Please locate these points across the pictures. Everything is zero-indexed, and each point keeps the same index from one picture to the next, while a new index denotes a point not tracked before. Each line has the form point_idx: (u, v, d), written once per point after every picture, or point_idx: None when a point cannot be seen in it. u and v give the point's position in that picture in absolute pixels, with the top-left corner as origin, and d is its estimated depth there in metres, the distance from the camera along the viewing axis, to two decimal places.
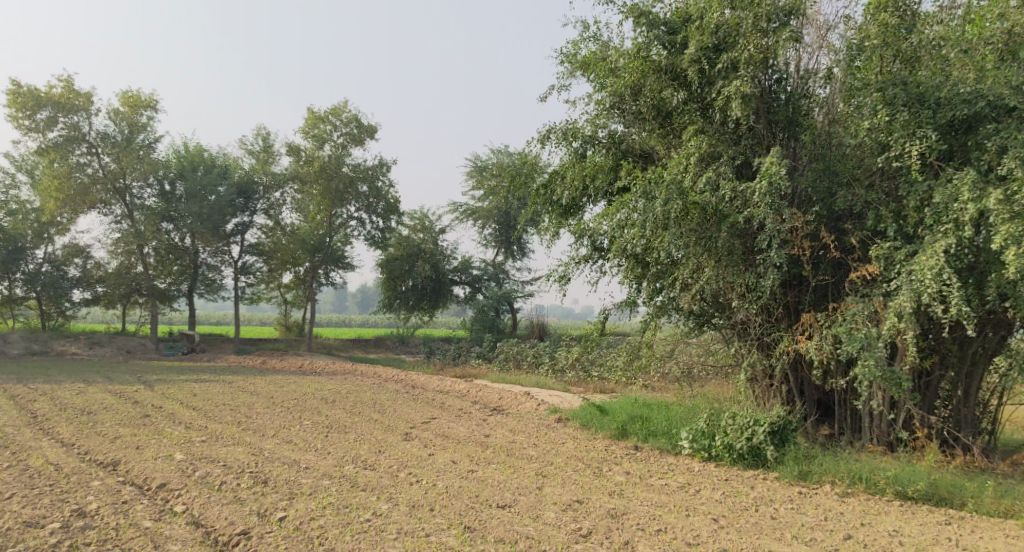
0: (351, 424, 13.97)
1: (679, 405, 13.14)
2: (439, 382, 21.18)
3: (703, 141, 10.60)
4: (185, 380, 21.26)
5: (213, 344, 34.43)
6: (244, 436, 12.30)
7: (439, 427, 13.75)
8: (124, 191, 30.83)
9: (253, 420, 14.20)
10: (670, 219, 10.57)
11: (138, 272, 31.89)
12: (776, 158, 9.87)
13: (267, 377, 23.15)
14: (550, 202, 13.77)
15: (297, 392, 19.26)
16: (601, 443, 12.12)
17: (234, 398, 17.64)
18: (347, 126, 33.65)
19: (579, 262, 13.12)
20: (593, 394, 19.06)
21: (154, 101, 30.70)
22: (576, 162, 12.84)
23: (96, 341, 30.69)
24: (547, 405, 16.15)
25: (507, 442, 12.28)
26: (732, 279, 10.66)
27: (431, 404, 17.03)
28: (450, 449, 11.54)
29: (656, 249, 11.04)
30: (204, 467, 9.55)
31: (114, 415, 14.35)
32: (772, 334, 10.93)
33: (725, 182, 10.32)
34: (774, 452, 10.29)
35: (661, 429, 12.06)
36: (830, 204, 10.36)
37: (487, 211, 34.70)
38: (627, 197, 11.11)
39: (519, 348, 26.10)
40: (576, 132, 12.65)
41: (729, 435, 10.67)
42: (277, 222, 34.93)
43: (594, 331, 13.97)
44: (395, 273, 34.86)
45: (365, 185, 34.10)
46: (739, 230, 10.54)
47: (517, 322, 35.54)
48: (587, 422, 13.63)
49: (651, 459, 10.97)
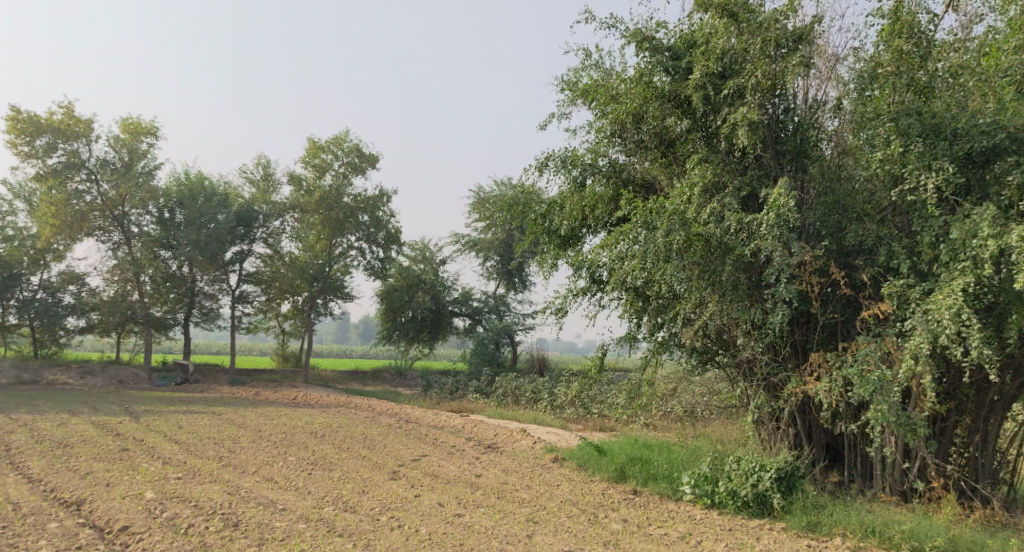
0: (337, 460, 13.40)
1: (681, 446, 12.54)
2: (434, 416, 20.59)
3: (708, 170, 10.18)
4: (173, 412, 20.70)
5: (208, 373, 33.81)
6: (223, 473, 11.75)
7: (429, 465, 13.17)
8: (122, 218, 30.52)
9: (236, 455, 13.63)
10: (673, 251, 10.13)
11: (134, 300, 31.37)
12: (784, 189, 9.42)
13: (258, 409, 22.55)
14: (547, 232, 13.34)
15: (287, 425, 18.67)
16: (598, 487, 11.51)
17: (220, 431, 17.08)
18: (349, 155, 33.46)
19: (577, 294, 12.62)
20: (592, 432, 18.43)
21: (154, 128, 30.53)
22: (575, 192, 12.43)
23: (88, 370, 30.12)
24: (543, 444, 15.55)
25: (499, 484, 11.68)
26: (737, 315, 10.17)
27: (424, 440, 16.44)
28: (438, 491, 10.95)
29: (657, 282, 10.57)
30: (173, 508, 9.01)
31: (91, 448, 13.82)
32: (779, 374, 10.41)
33: (730, 213, 9.89)
34: (782, 501, 9.69)
35: (661, 473, 11.46)
36: (839, 239, 9.89)
37: (488, 243, 34.31)
38: (628, 227, 10.69)
39: (517, 384, 25.46)
40: (576, 160, 12.25)
41: (734, 482, 10.08)
42: (276, 251, 34.54)
43: (592, 367, 13.43)
44: (394, 304, 34.41)
45: (365, 215, 33.80)
46: (745, 264, 10.07)
47: (517, 355, 34.92)
48: (584, 462, 13.03)
49: (650, 506, 10.38)
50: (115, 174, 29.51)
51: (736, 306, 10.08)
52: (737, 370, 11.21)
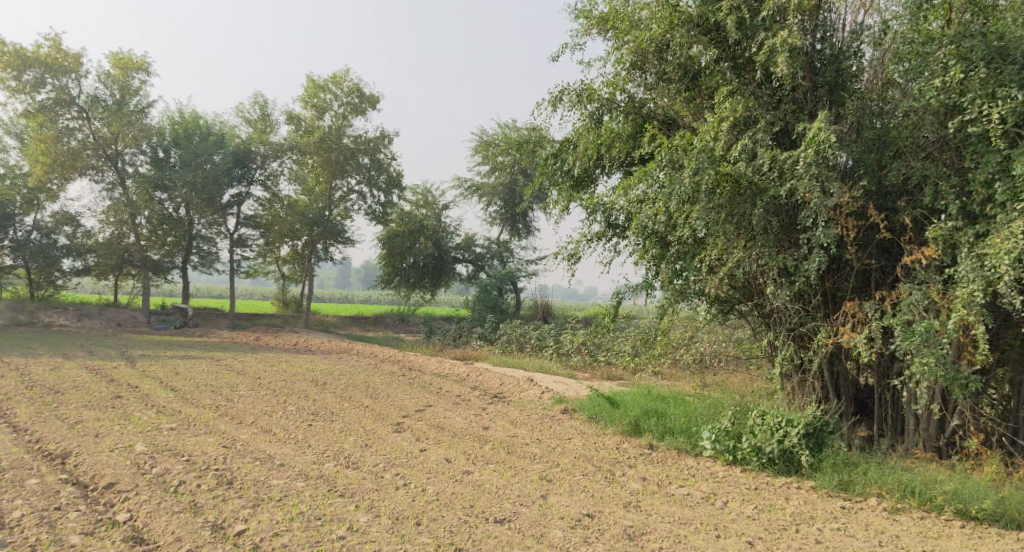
0: (338, 411, 12.85)
1: (699, 401, 11.97)
2: (437, 364, 20.10)
3: (739, 103, 9.36)
4: (170, 357, 20.18)
5: (207, 317, 33.27)
6: (219, 423, 11.20)
7: (435, 416, 12.64)
8: (115, 157, 29.57)
9: (233, 403, 13.10)
10: (700, 191, 9.37)
11: (130, 242, 30.66)
12: (825, 123, 8.62)
13: (257, 355, 22.04)
14: (560, 173, 12.56)
15: (287, 372, 18.15)
16: (612, 441, 10.97)
17: (218, 377, 16.54)
18: (348, 95, 32.35)
19: (591, 239, 11.90)
20: (600, 381, 17.94)
21: (147, 63, 29.38)
22: (591, 129, 11.57)
23: (85, 313, 29.55)
24: (551, 394, 15.03)
25: (508, 437, 11.13)
26: (766, 262, 9.42)
27: (428, 389, 15.94)
28: (444, 445, 10.42)
29: (679, 226, 9.86)
30: (163, 463, 8.44)
31: (83, 395, 13.27)
32: (808, 325, 9.77)
33: (764, 150, 9.10)
34: (810, 458, 9.14)
35: (679, 427, 10.90)
36: (880, 178, 9.17)
37: (492, 187, 33.39)
38: (651, 166, 9.91)
39: (523, 331, 24.93)
40: (592, 94, 11.37)
41: (759, 437, 9.52)
42: (274, 194, 33.68)
43: (605, 316, 12.65)
44: (395, 250, 33.72)
45: (366, 157, 32.86)
46: (777, 207, 9.33)
47: (520, 302, 34.37)
48: (596, 414, 12.47)
49: (670, 462, 9.84)
50: (107, 111, 28.47)
51: (766, 251, 9.35)
52: (761, 321, 10.58)
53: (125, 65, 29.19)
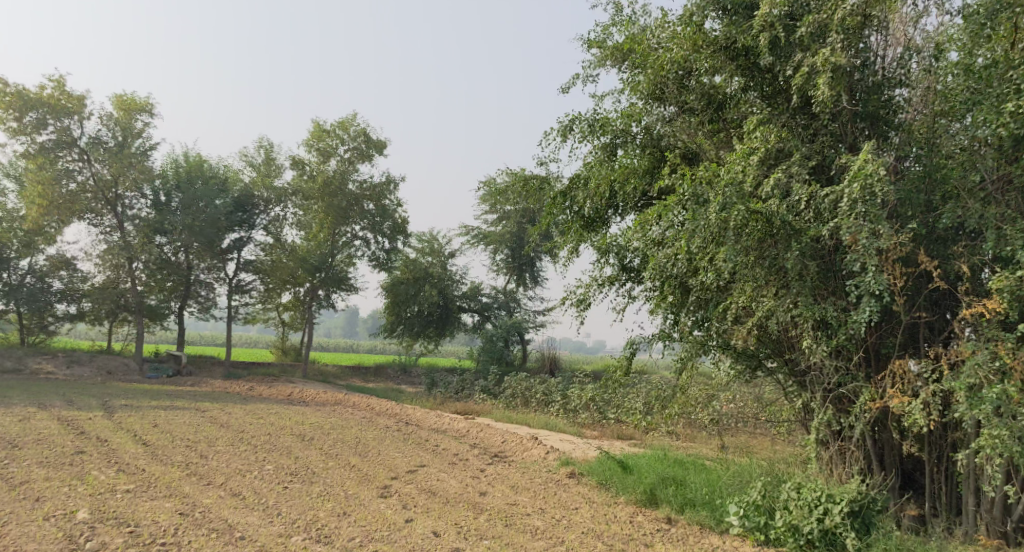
0: (321, 471, 11.62)
1: (724, 468, 10.71)
2: (436, 418, 18.85)
3: (772, 132, 8.34)
4: (153, 407, 19.01)
5: (202, 366, 32.10)
6: (182, 485, 10.00)
7: (427, 478, 11.42)
8: (115, 201, 28.61)
9: (206, 461, 11.91)
10: (728, 229, 8.21)
11: (126, 288, 29.59)
12: (871, 153, 7.56)
13: (247, 406, 20.81)
14: (569, 211, 11.55)
15: (274, 426, 16.92)
16: (624, 513, 9.76)
17: (198, 430, 15.34)
18: (355, 140, 31.74)
19: (603, 284, 10.81)
20: (611, 440, 16.65)
21: (151, 105, 28.68)
22: (604, 163, 10.66)
23: (76, 359, 28.49)
24: (557, 454, 13.78)
25: (507, 506, 9.88)
26: (803, 315, 8.22)
27: (424, 446, 14.70)
28: (432, 514, 9.18)
29: (703, 268, 8.72)
30: (101, 536, 7.32)
31: (44, 450, 12.12)
32: (850, 385, 8.56)
33: (799, 185, 8.06)
34: (859, 542, 7.92)
35: (701, 499, 9.69)
36: (931, 219, 8.09)
37: (499, 235, 32.45)
38: (671, 200, 8.78)
39: (527, 384, 23.57)
40: (606, 125, 10.44)
41: (795, 515, 8.33)
42: (277, 239, 32.83)
43: (617, 370, 11.44)
44: (399, 297, 32.66)
45: (371, 203, 32.08)
46: (814, 249, 8.23)
47: (527, 354, 33.19)
48: (607, 480, 11.23)
49: (691, 541, 8.69)
50: (108, 153, 27.68)
51: (802, 299, 8.18)
52: (793, 380, 9.37)
53: (129, 107, 28.39)
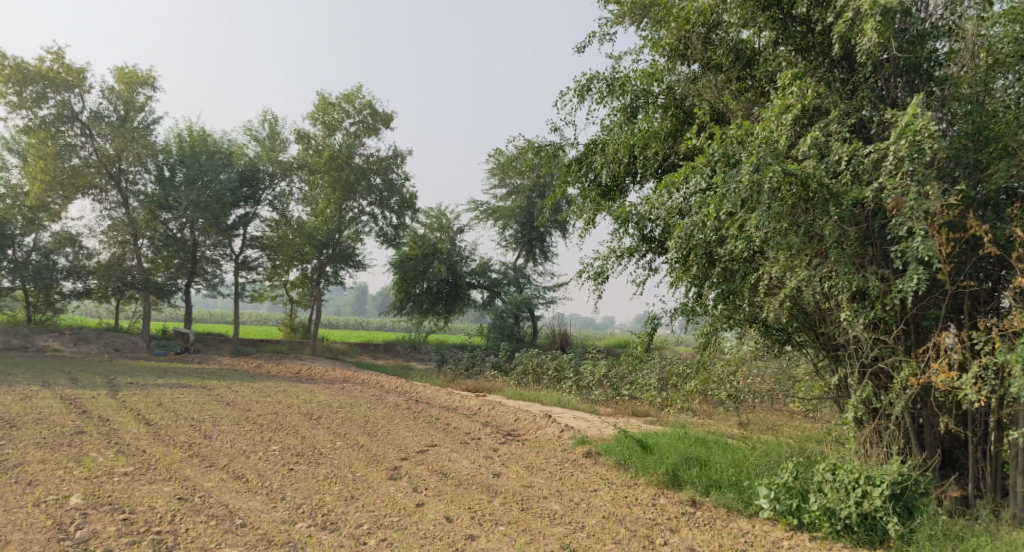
0: (328, 452, 11.17)
1: (749, 448, 10.20)
2: (447, 396, 18.41)
3: (809, 87, 7.73)
4: (158, 385, 18.63)
5: (210, 343, 31.73)
6: (183, 467, 9.56)
7: (439, 459, 10.97)
8: (119, 176, 28.05)
9: (210, 441, 11.48)
10: (761, 192, 7.63)
11: (131, 265, 29.12)
12: (920, 106, 6.94)
13: (254, 384, 20.40)
14: (586, 179, 10.98)
15: (281, 404, 16.50)
16: (646, 495, 9.28)
17: (203, 409, 14.91)
18: (361, 113, 31.10)
19: (622, 255, 10.23)
20: (626, 418, 16.18)
21: (153, 77, 28.03)
22: (624, 125, 10.08)
23: (82, 337, 28.15)
24: (572, 432, 13.32)
25: (522, 488, 9.42)
26: (842, 286, 7.62)
27: (434, 424, 14.25)
28: (444, 498, 8.72)
29: (732, 236, 8.14)
30: (93, 523, 6.97)
31: (43, 430, 11.71)
32: (889, 359, 8.02)
33: (839, 144, 7.47)
34: (901, 528, 7.44)
35: (727, 480, 9.20)
36: (981, 181, 7.49)
37: (509, 210, 31.85)
38: (699, 162, 8.20)
39: (539, 361, 23.09)
40: (625, 84, 9.85)
41: (831, 498, 7.84)
42: (283, 214, 32.30)
43: (638, 346, 10.77)
44: (408, 274, 32.12)
45: (378, 178, 31.49)
46: (853, 214, 7.65)
47: (537, 331, 32.72)
48: (625, 460, 10.75)
49: (719, 525, 8.21)
50: (110, 128, 27.06)
51: (840, 268, 7.58)
52: (826, 355, 8.85)
53: (130, 80, 27.76)
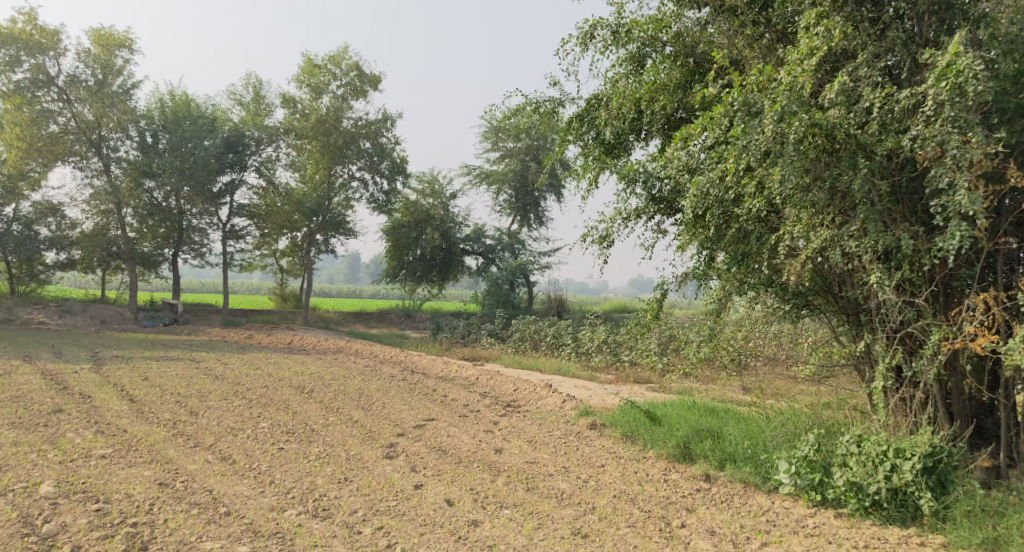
0: (320, 428, 10.61)
1: (764, 417, 9.68)
2: (443, 365, 17.90)
3: (837, 26, 6.98)
4: (145, 358, 18.02)
5: (199, 314, 31.05)
6: (166, 448, 8.98)
7: (437, 434, 10.45)
8: (99, 142, 27.04)
9: (196, 419, 10.92)
10: (786, 144, 6.96)
11: (115, 235, 28.24)
12: (963, 43, 6.23)
13: (244, 356, 19.83)
14: (588, 137, 10.30)
15: (271, 377, 15.93)
16: (657, 470, 8.77)
17: (190, 383, 14.32)
18: (348, 76, 30.14)
19: (629, 217, 9.59)
20: (627, 385, 15.73)
21: (130, 40, 26.96)
22: (631, 76, 9.35)
23: (68, 310, 27.37)
24: (574, 402, 12.82)
25: (526, 465, 8.91)
26: (873, 246, 6.99)
27: (431, 396, 13.73)
28: (444, 478, 8.21)
29: (750, 193, 7.48)
30: (63, 516, 6.48)
31: (18, 409, 11.11)
32: (918, 323, 7.43)
33: (870, 90, 6.77)
34: (935, 504, 6.95)
35: (742, 454, 8.70)
36: (1022, 129, 6.85)
37: (502, 174, 31.10)
38: (717, 112, 7.50)
39: (536, 328, 22.58)
40: (631, 30, 9.09)
41: (858, 473, 7.34)
42: (270, 181, 31.44)
43: (645, 314, 10.13)
44: (401, 242, 31.39)
45: (367, 142, 30.61)
46: (884, 168, 6.99)
47: (533, 297, 32.19)
48: (632, 432, 10.25)
49: (737, 503, 7.70)
50: (87, 92, 26.03)
51: (871, 226, 6.94)
52: (848, 320, 8.29)
53: (107, 42, 26.68)
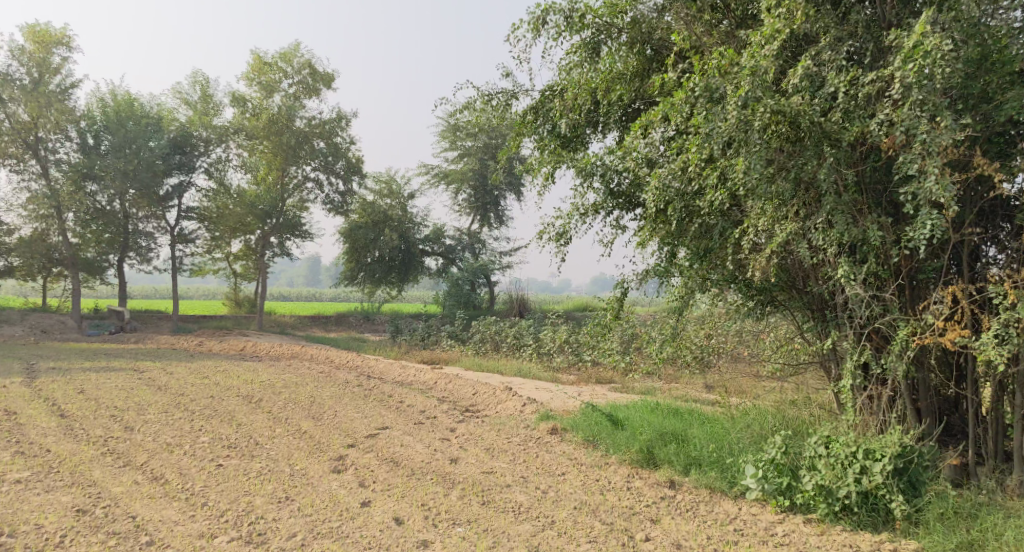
0: (265, 441, 9.98)
1: (730, 418, 9.33)
2: (400, 370, 17.33)
3: (800, 5, 6.61)
4: (83, 369, 17.12)
5: (148, 321, 29.95)
6: (91, 469, 8.30)
7: (389, 444, 9.90)
8: (37, 144, 25.86)
9: (130, 435, 10.22)
10: (751, 131, 6.58)
11: (55, 241, 27.05)
12: (929, 23, 5.90)
13: (192, 364, 19.01)
14: (543, 130, 9.86)
15: (219, 386, 15.20)
16: (619, 477, 8.35)
17: (129, 395, 13.55)
18: (299, 74, 29.33)
19: (587, 213, 9.16)
20: (590, 386, 15.33)
21: (67, 37, 25.85)
22: (586, 65, 8.92)
23: (5, 319, 26.13)
24: (534, 406, 12.38)
25: (483, 475, 8.43)
26: (841, 238, 6.66)
27: (386, 402, 13.17)
28: (394, 493, 7.68)
29: (713, 184, 7.10)
30: None
31: None
32: (886, 318, 7.12)
33: (835, 74, 6.44)
34: (908, 508, 6.64)
35: (707, 458, 8.33)
36: (988, 114, 6.57)
37: (461, 173, 30.54)
38: (678, 98, 7.10)
39: (497, 328, 22.11)
40: (585, 15, 8.66)
41: (827, 476, 6.99)
42: (220, 183, 30.48)
43: (606, 313, 9.71)
44: (358, 243, 30.65)
45: (321, 142, 29.76)
46: (851, 156, 6.66)
47: (495, 297, 31.68)
48: (595, 436, 9.83)
49: (703, 511, 7.32)
50: (21, 92, 24.87)
51: (839, 216, 6.60)
52: (814, 315, 7.98)
53: (42, 39, 25.54)
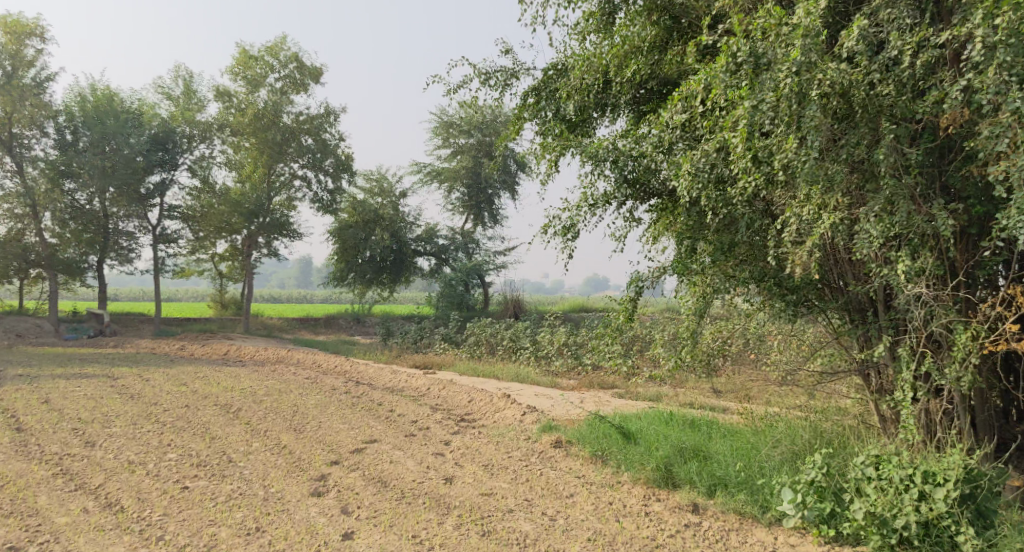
0: (239, 458, 8.98)
1: (754, 431, 8.42)
2: (391, 375, 16.35)
3: None
4: (53, 376, 16.02)
5: (129, 325, 28.82)
6: (37, 494, 7.29)
7: (377, 461, 8.93)
8: (11, 140, 24.74)
9: (90, 452, 9.20)
10: (805, 102, 5.73)
11: (31, 242, 25.91)
12: None
13: (170, 370, 17.91)
14: (546, 114, 8.91)
15: (196, 394, 14.15)
16: (635, 500, 7.41)
17: (96, 404, 12.49)
18: (286, 67, 28.32)
19: (597, 203, 8.22)
20: (593, 393, 14.40)
21: (42, 27, 24.73)
22: (601, 38, 8.04)
23: None
24: (536, 415, 11.44)
25: (481, 498, 7.49)
26: (903, 226, 5.77)
27: (375, 412, 12.18)
28: (381, 521, 6.74)
29: (754, 165, 6.20)
30: None
31: None
32: (948, 321, 6.20)
33: (900, 36, 5.57)
34: (980, 542, 5.74)
35: (734, 478, 7.40)
36: None
37: (453, 170, 29.58)
38: (717, 65, 6.22)
39: (493, 331, 21.10)
40: None
41: (880, 503, 6.08)
42: (205, 181, 29.41)
43: (619, 315, 8.82)
44: (348, 243, 29.62)
45: (309, 138, 28.72)
46: (911, 132, 5.80)
47: (489, 298, 30.67)
48: (603, 452, 8.89)
49: (736, 543, 6.38)
50: None
51: (903, 201, 5.71)
52: (854, 317, 7.09)
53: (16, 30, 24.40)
